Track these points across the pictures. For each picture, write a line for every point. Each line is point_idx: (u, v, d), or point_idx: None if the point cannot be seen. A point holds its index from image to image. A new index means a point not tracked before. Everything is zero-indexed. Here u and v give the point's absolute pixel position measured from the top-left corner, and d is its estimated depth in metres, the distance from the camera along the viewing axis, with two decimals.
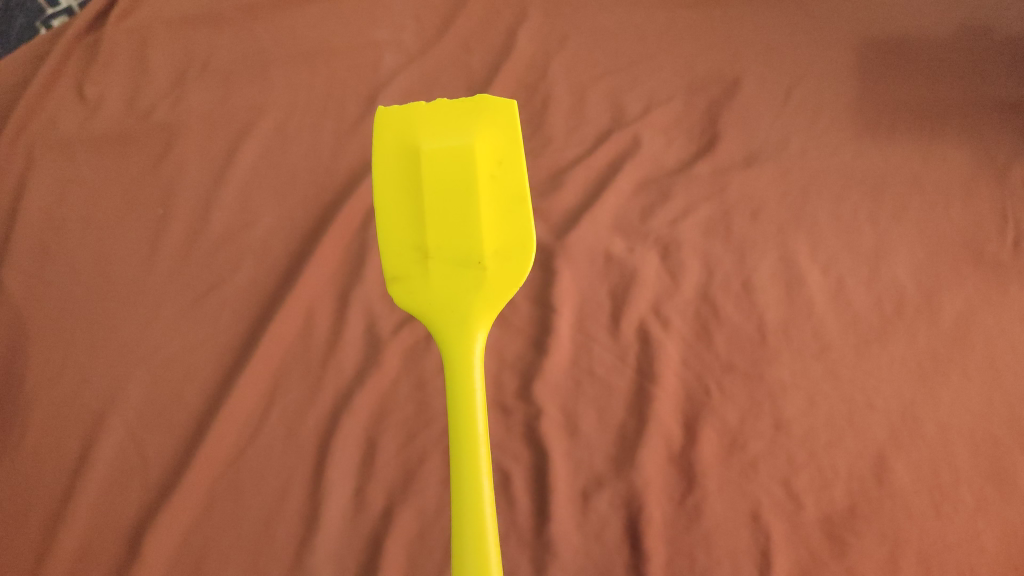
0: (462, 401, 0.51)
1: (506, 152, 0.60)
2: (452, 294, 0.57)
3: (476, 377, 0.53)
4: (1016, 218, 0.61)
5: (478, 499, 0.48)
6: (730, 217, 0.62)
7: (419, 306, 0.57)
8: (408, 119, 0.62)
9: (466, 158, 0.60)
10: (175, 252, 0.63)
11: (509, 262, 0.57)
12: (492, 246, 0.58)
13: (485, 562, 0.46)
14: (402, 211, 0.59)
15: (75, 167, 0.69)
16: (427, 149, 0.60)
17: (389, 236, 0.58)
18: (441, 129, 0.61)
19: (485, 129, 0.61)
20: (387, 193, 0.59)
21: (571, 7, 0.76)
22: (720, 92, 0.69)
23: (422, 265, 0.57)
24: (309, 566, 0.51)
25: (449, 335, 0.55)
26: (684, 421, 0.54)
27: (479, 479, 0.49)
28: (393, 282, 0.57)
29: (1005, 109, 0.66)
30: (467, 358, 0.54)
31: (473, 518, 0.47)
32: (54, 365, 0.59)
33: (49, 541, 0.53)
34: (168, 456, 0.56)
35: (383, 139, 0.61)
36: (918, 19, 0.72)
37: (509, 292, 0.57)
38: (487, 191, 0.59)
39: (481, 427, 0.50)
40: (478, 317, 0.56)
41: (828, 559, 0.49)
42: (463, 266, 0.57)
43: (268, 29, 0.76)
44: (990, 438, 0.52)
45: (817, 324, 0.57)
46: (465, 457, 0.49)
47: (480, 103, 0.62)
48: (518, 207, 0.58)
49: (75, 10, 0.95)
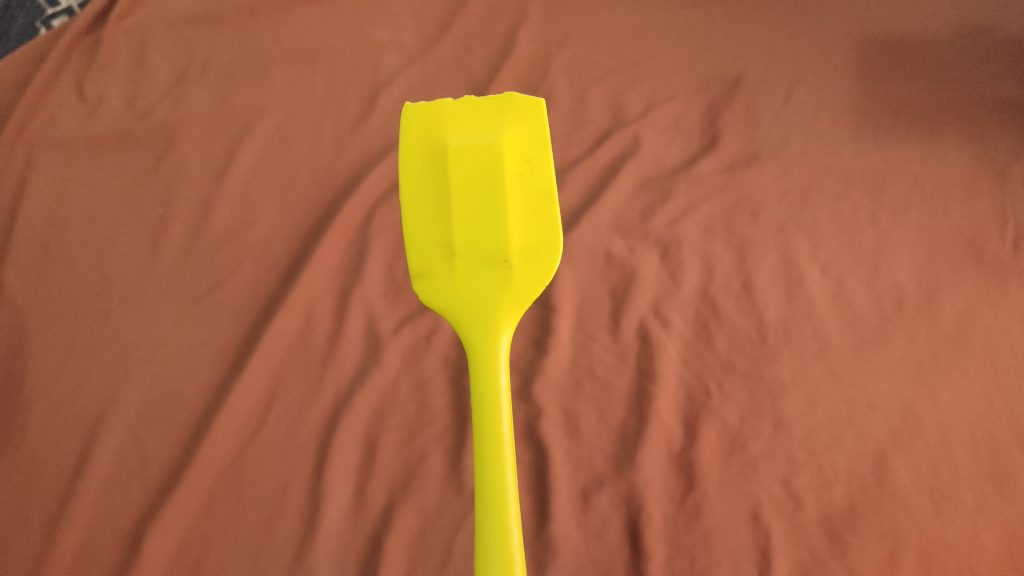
0: (487, 400, 0.50)
1: (534, 150, 0.58)
2: (477, 293, 0.55)
3: (501, 377, 0.51)
4: (1015, 219, 0.61)
5: (502, 499, 0.46)
6: (730, 217, 0.62)
7: (443, 304, 0.55)
8: (434, 115, 0.60)
9: (493, 154, 0.58)
10: (176, 252, 0.64)
11: (536, 262, 0.55)
12: (519, 245, 0.56)
13: (509, 562, 0.44)
14: (427, 207, 0.57)
15: (75, 167, 0.69)
16: (454, 145, 0.58)
17: (414, 231, 0.57)
18: (467, 125, 0.60)
19: (512, 125, 0.59)
20: (413, 189, 0.58)
21: (572, 8, 0.76)
22: (720, 92, 0.70)
23: (447, 263, 0.56)
24: (309, 566, 0.51)
25: (475, 335, 0.54)
26: (684, 420, 0.54)
27: (503, 479, 0.47)
28: (418, 279, 0.56)
29: (1005, 109, 0.66)
30: (491, 357, 0.52)
31: (497, 519, 0.46)
32: (55, 364, 0.59)
33: (49, 540, 0.53)
34: (168, 456, 0.56)
35: (408, 134, 0.59)
36: (917, 19, 0.73)
37: (536, 292, 0.55)
38: (514, 189, 0.57)
39: (506, 427, 0.49)
40: (503, 317, 0.54)
41: (828, 559, 0.49)
42: (489, 264, 0.55)
43: (268, 28, 0.76)
44: (989, 438, 0.52)
45: (817, 324, 0.57)
46: (489, 457, 0.48)
47: (507, 99, 0.60)
48: (546, 206, 0.56)
49: (75, 10, 0.95)
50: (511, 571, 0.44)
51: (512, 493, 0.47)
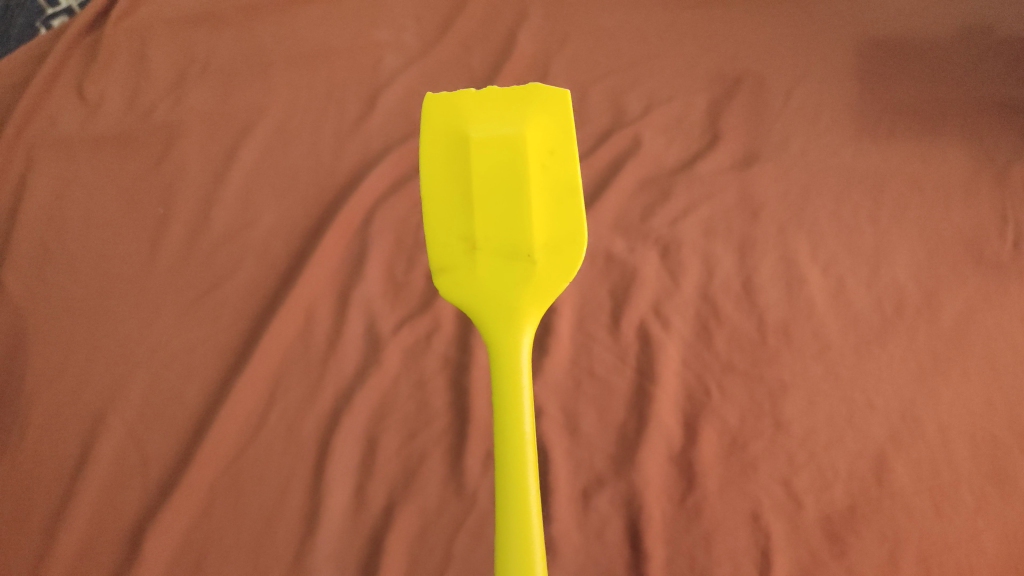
0: (508, 399, 0.50)
1: (558, 143, 0.57)
2: (499, 288, 0.54)
3: (522, 374, 0.51)
4: (1015, 219, 0.61)
5: (524, 498, 0.46)
6: (730, 217, 0.62)
7: (465, 299, 0.55)
8: (456, 106, 0.59)
9: (517, 147, 0.57)
10: (176, 252, 0.64)
11: (560, 257, 0.54)
12: (542, 240, 0.55)
13: (530, 561, 0.45)
14: (449, 200, 0.56)
15: (75, 167, 0.69)
16: (477, 137, 0.57)
17: (435, 225, 0.56)
18: (490, 116, 0.58)
19: (536, 117, 0.58)
20: (434, 183, 0.57)
21: (572, 8, 0.76)
22: (720, 92, 0.70)
23: (469, 258, 0.55)
24: (309, 566, 0.51)
25: (497, 331, 0.53)
26: (684, 421, 0.54)
27: (525, 477, 0.47)
28: (439, 274, 0.55)
29: (1005, 110, 0.66)
30: (513, 354, 0.52)
31: (518, 518, 0.46)
32: (55, 364, 0.59)
33: (50, 540, 0.53)
34: (168, 455, 0.56)
35: (429, 127, 0.58)
36: (918, 20, 0.73)
37: (559, 288, 0.54)
38: (538, 184, 0.56)
39: (528, 425, 0.48)
40: (525, 313, 0.54)
41: (828, 559, 0.49)
42: (511, 260, 0.55)
43: (268, 28, 0.76)
44: (990, 438, 0.52)
45: (817, 325, 0.57)
46: (510, 457, 0.47)
47: (531, 89, 0.58)
48: (570, 200, 0.55)
49: (75, 10, 0.95)
50: (531, 570, 0.44)
51: (534, 492, 0.47)
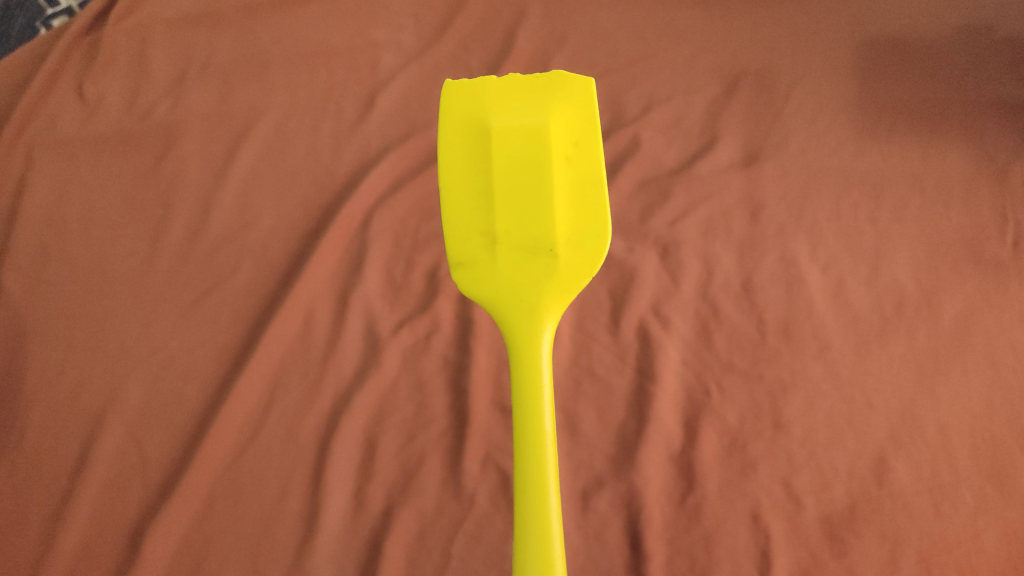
0: (527, 397, 0.49)
1: (582, 135, 0.56)
2: (520, 284, 0.54)
3: (543, 371, 0.51)
4: (1016, 218, 0.61)
5: (542, 497, 0.46)
6: (729, 216, 0.62)
7: (485, 295, 0.54)
8: (476, 95, 0.58)
9: (539, 139, 0.56)
10: (176, 252, 0.64)
11: (583, 252, 0.54)
12: (565, 233, 0.54)
13: (548, 562, 0.44)
14: (469, 193, 0.56)
15: (75, 167, 0.69)
16: (498, 129, 0.57)
17: (455, 218, 0.56)
18: (511, 105, 0.58)
19: (560, 108, 0.57)
20: (455, 175, 0.57)
21: (571, 7, 0.76)
22: (719, 92, 0.69)
23: (489, 251, 0.55)
24: (310, 566, 0.51)
25: (518, 327, 0.53)
26: (684, 421, 0.54)
27: (545, 478, 0.46)
28: (459, 268, 0.55)
29: (1005, 109, 0.66)
30: (533, 351, 0.52)
31: (537, 519, 0.45)
32: (54, 365, 0.59)
33: (49, 541, 0.53)
34: (168, 455, 0.56)
35: (449, 117, 0.58)
36: (918, 18, 0.72)
37: (582, 283, 0.54)
38: (561, 175, 0.55)
39: (549, 424, 0.48)
40: (547, 309, 0.53)
41: (828, 559, 0.49)
42: (533, 254, 0.54)
43: (267, 28, 0.76)
44: (990, 438, 0.52)
45: (818, 325, 0.57)
46: (529, 456, 0.47)
47: (555, 78, 0.58)
48: (594, 192, 0.55)
49: (75, 10, 0.95)
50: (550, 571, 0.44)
51: (553, 492, 0.46)
